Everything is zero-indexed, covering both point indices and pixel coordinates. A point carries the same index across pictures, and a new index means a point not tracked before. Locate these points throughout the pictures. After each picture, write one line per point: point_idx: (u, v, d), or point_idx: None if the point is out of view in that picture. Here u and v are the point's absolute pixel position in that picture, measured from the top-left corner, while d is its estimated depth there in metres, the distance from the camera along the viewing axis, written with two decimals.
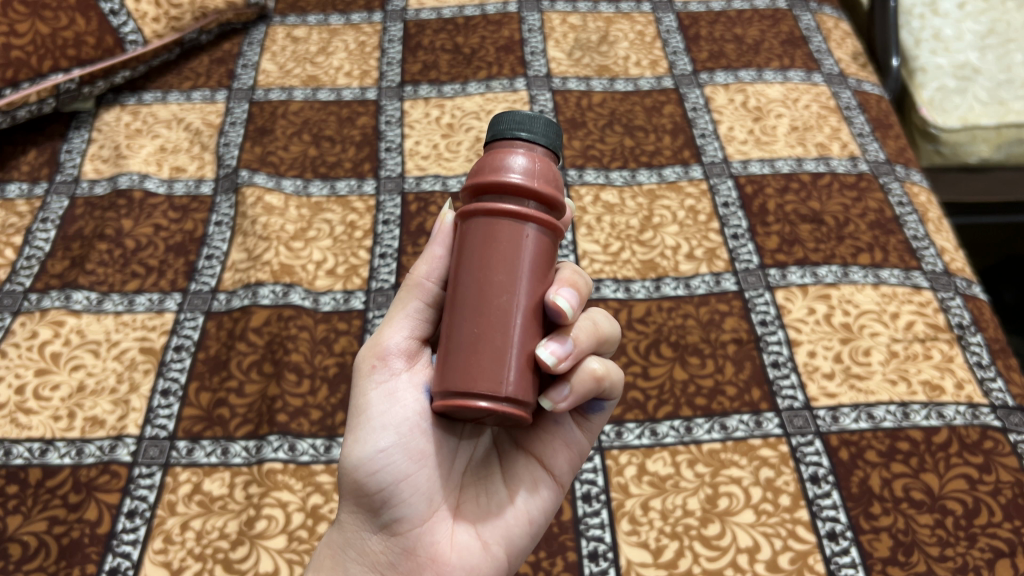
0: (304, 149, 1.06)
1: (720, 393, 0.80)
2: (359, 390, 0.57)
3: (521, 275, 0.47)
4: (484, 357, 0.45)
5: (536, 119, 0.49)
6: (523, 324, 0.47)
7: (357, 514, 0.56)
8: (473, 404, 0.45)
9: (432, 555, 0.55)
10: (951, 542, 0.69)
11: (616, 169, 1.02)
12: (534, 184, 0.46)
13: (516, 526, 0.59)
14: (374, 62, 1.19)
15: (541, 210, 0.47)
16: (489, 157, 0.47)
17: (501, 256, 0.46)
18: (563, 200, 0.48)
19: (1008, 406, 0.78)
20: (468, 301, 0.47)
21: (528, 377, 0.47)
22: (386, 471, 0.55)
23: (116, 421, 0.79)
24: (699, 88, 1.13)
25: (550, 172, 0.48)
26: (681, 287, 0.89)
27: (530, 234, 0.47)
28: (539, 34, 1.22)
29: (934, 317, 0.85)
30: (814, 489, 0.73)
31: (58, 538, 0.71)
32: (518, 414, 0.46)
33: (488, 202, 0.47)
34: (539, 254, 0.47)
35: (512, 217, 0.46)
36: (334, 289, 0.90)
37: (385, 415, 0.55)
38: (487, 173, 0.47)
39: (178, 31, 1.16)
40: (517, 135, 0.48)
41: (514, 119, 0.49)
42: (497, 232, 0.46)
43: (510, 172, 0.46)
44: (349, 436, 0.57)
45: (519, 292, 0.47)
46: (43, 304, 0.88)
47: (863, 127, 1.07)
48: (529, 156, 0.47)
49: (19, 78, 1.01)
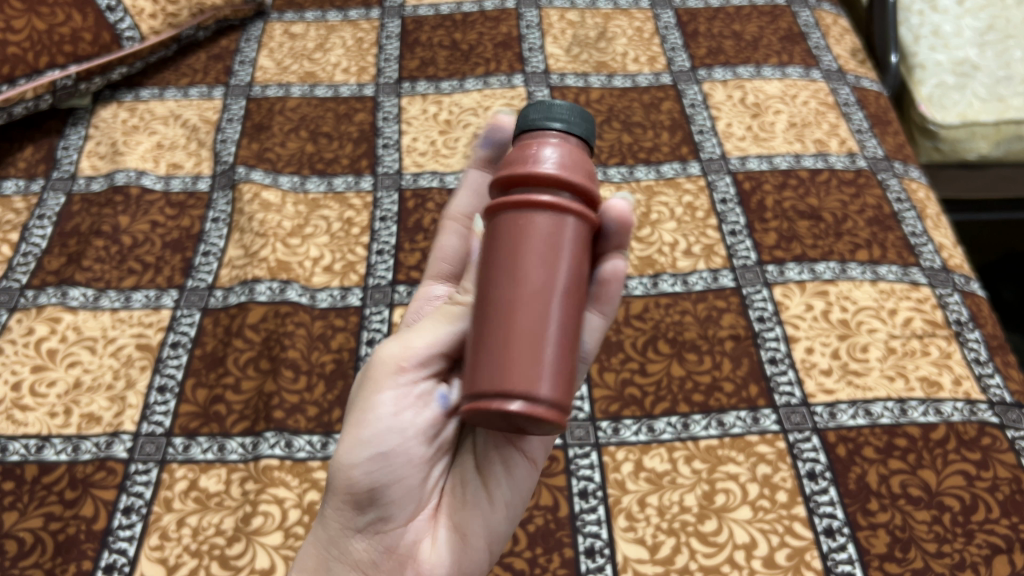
0: (302, 145, 1.06)
1: (718, 389, 0.80)
2: (371, 387, 0.56)
3: (555, 276, 0.46)
4: (513, 358, 0.44)
5: (571, 111, 0.51)
6: (558, 327, 0.46)
7: (340, 512, 0.56)
8: (506, 406, 0.43)
9: (414, 553, 0.56)
10: (948, 539, 0.69)
11: (613, 165, 1.02)
12: (567, 175, 0.47)
13: (493, 514, 0.58)
14: (371, 59, 1.19)
15: (576, 203, 0.48)
16: (524, 149, 0.49)
17: (533, 255, 0.46)
18: (595, 192, 0.49)
19: (1006, 402, 0.78)
20: (501, 303, 0.46)
21: (563, 385, 0.45)
22: (380, 474, 0.55)
23: (112, 418, 0.79)
24: (697, 84, 1.12)
25: (583, 162, 0.49)
26: (679, 284, 0.89)
27: (569, 225, 0.47)
28: (537, 31, 1.21)
29: (932, 313, 0.85)
30: (812, 485, 0.73)
31: (54, 534, 0.71)
32: (551, 418, 0.43)
33: (521, 195, 0.47)
34: (576, 249, 0.47)
35: (548, 208, 0.46)
36: (332, 286, 0.90)
37: (397, 421, 0.55)
38: (520, 165, 0.48)
39: (174, 27, 1.16)
40: (550, 126, 0.50)
41: (550, 110, 0.51)
42: (530, 226, 0.46)
43: (543, 163, 0.47)
44: (348, 432, 0.55)
45: (554, 295, 0.46)
46: (39, 301, 0.88)
47: (862, 123, 1.06)
48: (564, 148, 0.48)
49: (15, 74, 1.00)
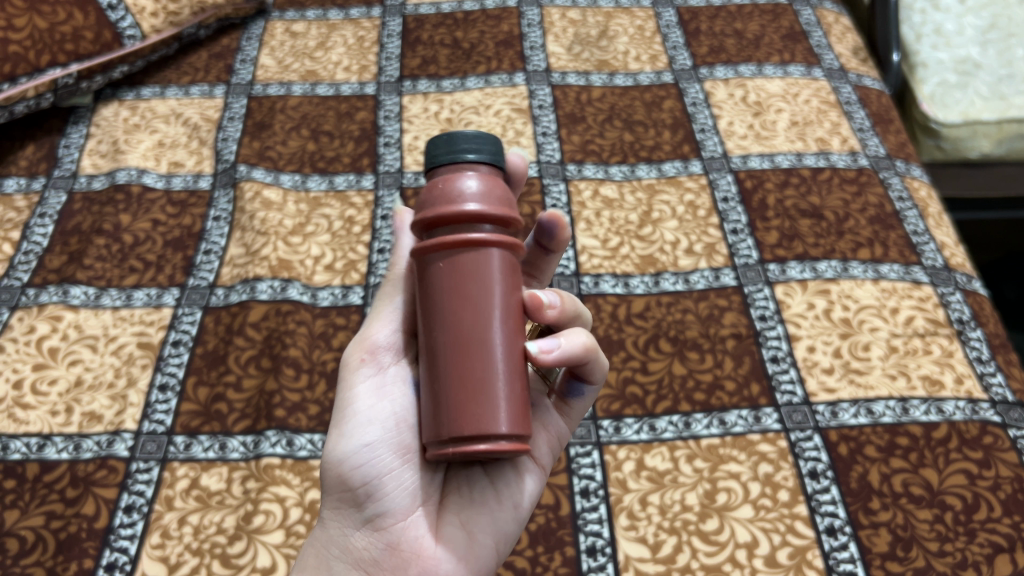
0: (303, 144, 1.06)
1: (719, 388, 0.80)
2: (346, 385, 0.58)
3: (494, 306, 0.46)
4: (471, 396, 0.45)
5: (481, 137, 0.50)
6: (505, 358, 0.46)
7: (339, 510, 0.56)
8: (473, 447, 0.45)
9: (417, 549, 0.55)
10: (950, 538, 0.69)
11: (615, 164, 1.02)
12: (489, 209, 0.46)
13: (501, 511, 0.58)
14: (373, 57, 1.19)
15: (498, 232, 0.47)
16: (437, 186, 0.47)
17: (468, 294, 0.46)
18: (517, 217, 0.48)
19: (1008, 401, 0.78)
20: (447, 345, 0.46)
21: (521, 413, 0.46)
22: (369, 464, 0.55)
23: (113, 417, 0.79)
24: (698, 83, 1.12)
25: (501, 191, 0.48)
26: (680, 283, 0.89)
27: (496, 258, 0.47)
28: (539, 29, 1.21)
29: (934, 312, 0.85)
30: (813, 484, 0.73)
31: (55, 533, 0.71)
32: (518, 448, 0.45)
33: (445, 237, 0.46)
34: (507, 278, 0.47)
35: (474, 246, 0.46)
36: (333, 285, 0.90)
37: (375, 408, 0.57)
38: (440, 205, 0.46)
39: (176, 25, 1.16)
40: (466, 158, 0.48)
41: (458, 140, 0.49)
42: (461, 267, 0.46)
43: (464, 202, 0.46)
44: (332, 431, 0.57)
45: (496, 328, 0.46)
46: (40, 300, 0.88)
47: (864, 121, 1.06)
48: (479, 179, 0.47)
49: (16, 72, 1.00)
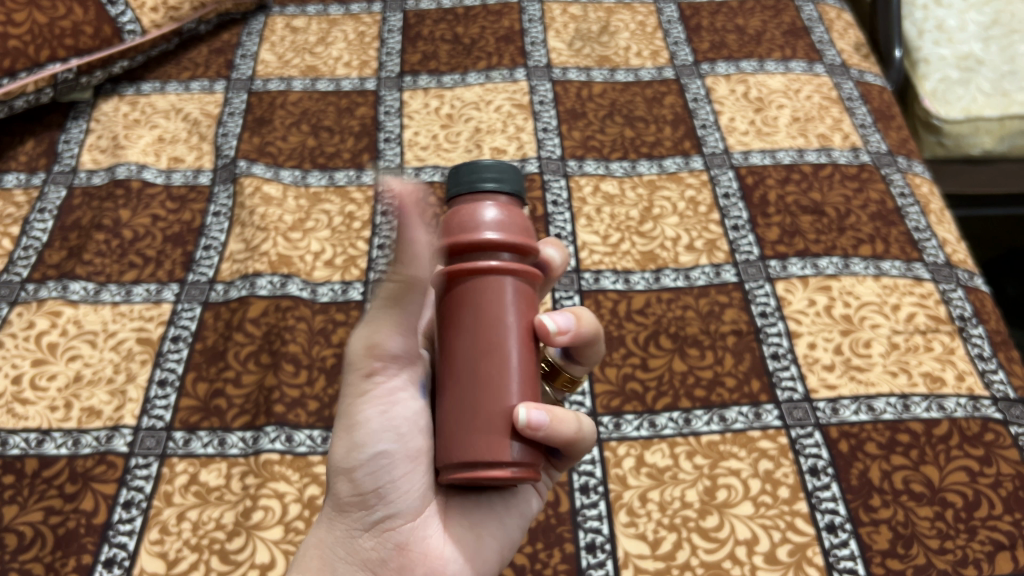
0: (302, 139, 1.05)
1: (720, 384, 0.79)
2: (351, 390, 0.55)
3: (512, 330, 0.46)
4: (490, 420, 0.45)
5: (500, 168, 0.49)
6: (519, 384, 0.46)
7: (348, 512, 0.55)
8: (485, 474, 0.45)
9: (425, 550, 0.55)
10: (950, 535, 0.69)
11: (615, 160, 1.02)
12: (507, 239, 0.45)
13: (508, 516, 0.59)
14: (373, 53, 1.18)
15: (514, 260, 0.46)
16: (456, 214, 0.47)
17: (490, 318, 0.46)
18: (534, 245, 0.47)
19: (1009, 398, 0.78)
20: (463, 365, 0.46)
21: (534, 439, 0.46)
22: (384, 470, 0.54)
23: (112, 412, 0.79)
24: (700, 79, 1.12)
25: (519, 219, 0.47)
26: (681, 279, 0.89)
27: (509, 286, 0.46)
28: (540, 25, 1.21)
29: (935, 309, 0.85)
30: (814, 481, 0.72)
31: (54, 528, 0.71)
32: (527, 476, 0.46)
33: (463, 262, 0.46)
34: (524, 307, 0.47)
35: (490, 273, 0.46)
36: (332, 281, 0.90)
37: (388, 417, 0.55)
38: (457, 231, 0.46)
39: (176, 21, 1.15)
40: (483, 186, 0.47)
41: (478, 168, 0.49)
42: (479, 291, 0.46)
43: (482, 230, 0.45)
44: (342, 434, 0.55)
45: (513, 354, 0.46)
46: (39, 295, 0.88)
47: (865, 118, 1.06)
48: (500, 208, 0.46)
49: (16, 67, 1.00)
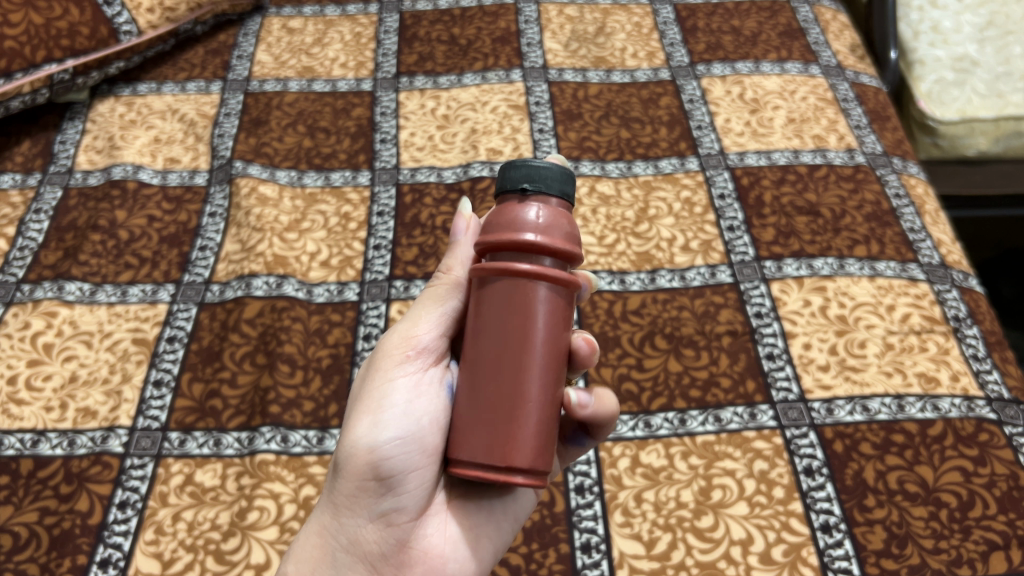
0: (299, 140, 1.05)
1: (715, 385, 0.79)
2: (380, 374, 0.55)
3: (534, 337, 0.46)
4: (499, 424, 0.45)
5: (548, 168, 0.48)
6: (538, 389, 0.46)
7: (354, 500, 0.54)
8: (486, 475, 0.46)
9: (425, 548, 0.55)
10: (945, 535, 0.69)
11: (612, 161, 1.02)
12: (548, 243, 0.45)
13: (505, 520, 0.60)
14: (369, 54, 1.18)
15: (553, 264, 0.46)
16: (501, 213, 0.47)
17: (512, 323, 0.46)
18: (575, 251, 0.47)
19: (1003, 398, 0.78)
20: (482, 365, 0.47)
21: (544, 447, 0.46)
22: (398, 459, 0.53)
23: (108, 412, 0.79)
24: (696, 80, 1.12)
25: (564, 224, 0.47)
26: (677, 279, 0.89)
27: (541, 292, 0.46)
28: (536, 26, 1.21)
29: (929, 309, 0.85)
30: (808, 481, 0.72)
31: (49, 529, 0.70)
32: (530, 483, 0.46)
33: (502, 262, 0.46)
34: (552, 321, 0.46)
35: (524, 277, 0.45)
36: (328, 281, 0.90)
37: (411, 406, 0.54)
38: (501, 231, 0.46)
39: (172, 22, 1.15)
40: (526, 189, 0.47)
41: (520, 169, 0.48)
42: (510, 295, 0.46)
43: (525, 231, 0.45)
44: (363, 416, 0.54)
45: (532, 361, 0.46)
46: (35, 296, 0.88)
47: (861, 118, 1.06)
48: (544, 208, 0.46)
49: (11, 68, 1.00)
